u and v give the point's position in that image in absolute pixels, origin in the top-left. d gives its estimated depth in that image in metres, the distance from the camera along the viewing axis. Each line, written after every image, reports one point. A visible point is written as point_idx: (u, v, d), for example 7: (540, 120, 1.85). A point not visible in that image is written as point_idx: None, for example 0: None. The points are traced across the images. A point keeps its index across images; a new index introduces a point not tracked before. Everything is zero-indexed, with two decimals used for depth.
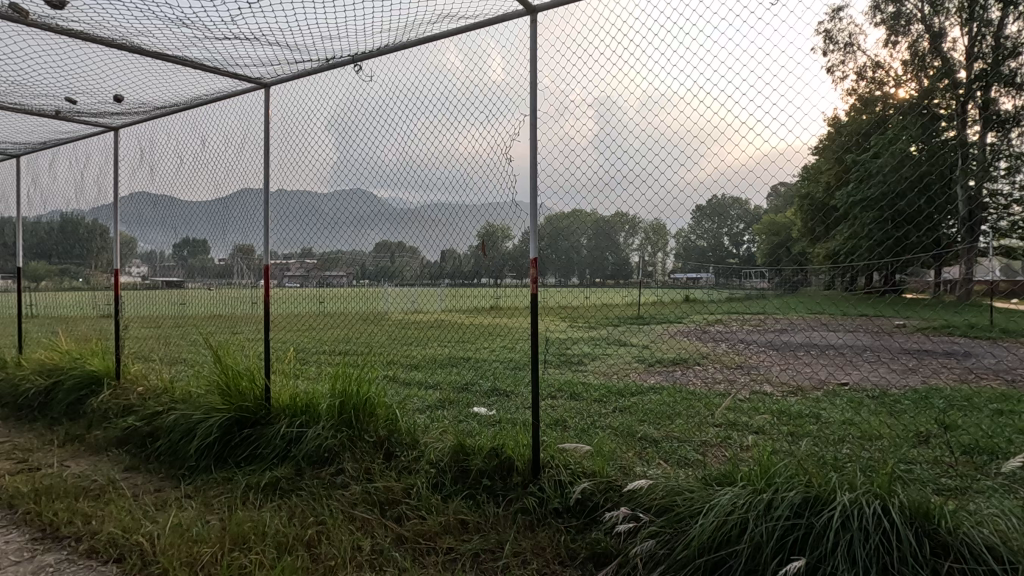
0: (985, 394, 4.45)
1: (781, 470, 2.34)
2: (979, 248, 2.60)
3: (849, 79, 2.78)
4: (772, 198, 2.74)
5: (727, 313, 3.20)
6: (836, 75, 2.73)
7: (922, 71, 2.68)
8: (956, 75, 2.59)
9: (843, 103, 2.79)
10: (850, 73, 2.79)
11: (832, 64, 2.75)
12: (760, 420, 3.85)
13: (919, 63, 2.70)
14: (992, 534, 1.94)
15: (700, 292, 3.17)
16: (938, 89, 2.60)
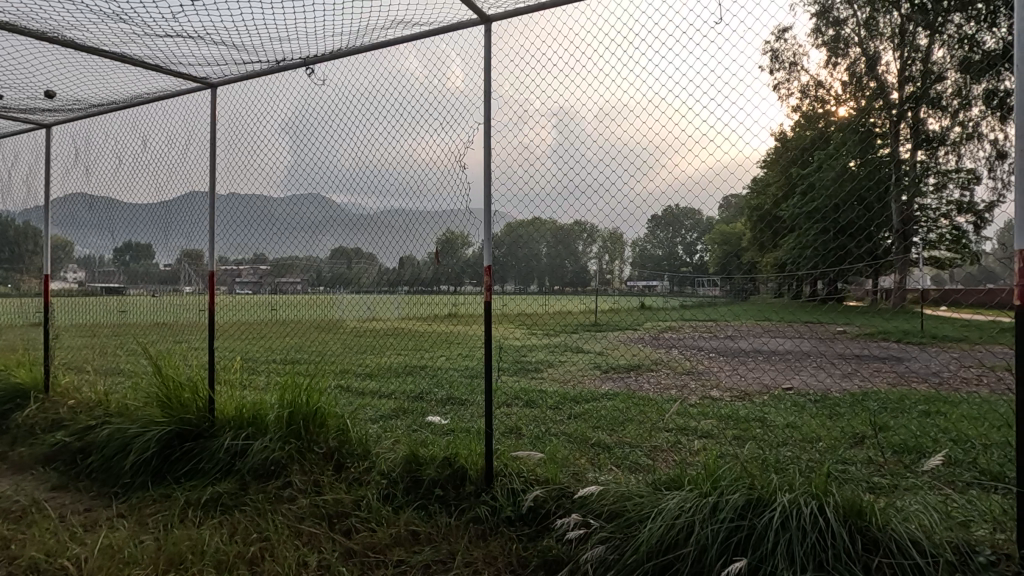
0: (915, 396, 4.70)
1: (725, 474, 2.40)
2: (911, 257, 2.76)
3: (792, 97, 2.89)
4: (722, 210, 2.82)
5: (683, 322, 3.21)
6: (780, 92, 2.85)
7: (860, 91, 2.82)
8: (889, 96, 2.74)
9: (788, 119, 2.89)
10: (794, 91, 2.90)
11: (778, 82, 2.87)
12: (708, 425, 3.95)
13: (857, 84, 2.84)
14: (917, 529, 2.04)
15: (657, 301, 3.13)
16: (873, 109, 2.76)
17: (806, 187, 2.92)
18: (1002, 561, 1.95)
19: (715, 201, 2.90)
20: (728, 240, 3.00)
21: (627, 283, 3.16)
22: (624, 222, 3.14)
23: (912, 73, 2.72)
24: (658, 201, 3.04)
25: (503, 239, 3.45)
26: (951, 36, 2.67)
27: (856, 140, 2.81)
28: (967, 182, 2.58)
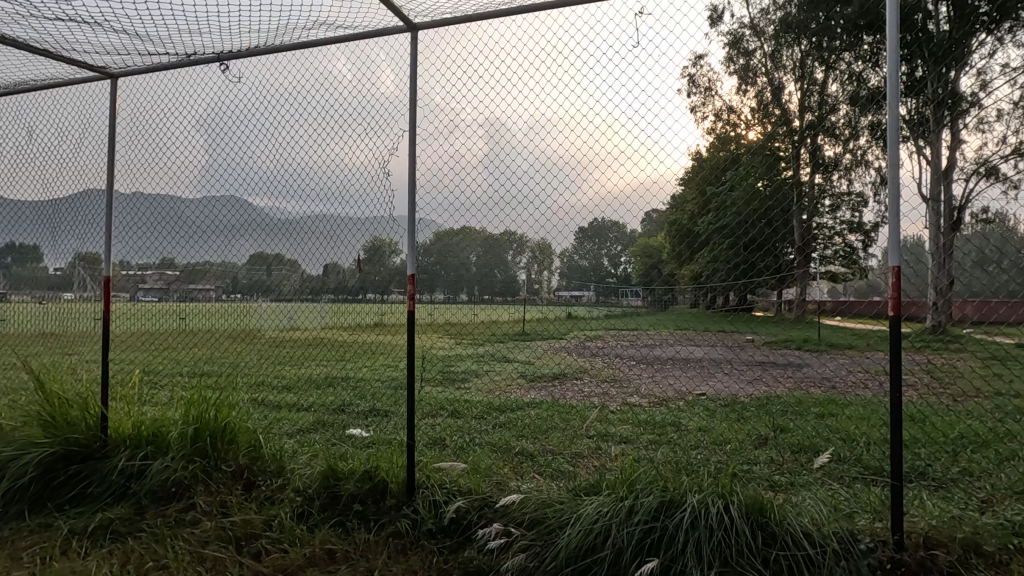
0: (813, 399, 5.11)
1: (641, 477, 2.49)
2: (810, 271, 3.05)
3: (707, 120, 3.08)
4: (646, 224, 3.02)
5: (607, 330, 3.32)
6: (696, 115, 3.04)
7: (767, 117, 3.07)
8: (792, 123, 3.04)
9: (703, 141, 3.06)
10: (709, 115, 3.10)
11: (695, 105, 3.07)
12: (627, 430, 4.08)
13: (764, 110, 3.08)
14: (809, 522, 2.20)
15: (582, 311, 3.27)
16: (779, 135, 3.04)
17: (719, 204, 3.11)
18: (880, 547, 2.15)
19: (638, 217, 3.05)
20: (649, 252, 3.11)
21: (555, 294, 3.25)
22: (551, 235, 3.20)
23: (811, 104, 3.01)
24: (582, 215, 3.13)
25: (431, 249, 3.39)
26: (842, 71, 3.00)
27: (761, 163, 3.05)
28: (856, 205, 2.91)
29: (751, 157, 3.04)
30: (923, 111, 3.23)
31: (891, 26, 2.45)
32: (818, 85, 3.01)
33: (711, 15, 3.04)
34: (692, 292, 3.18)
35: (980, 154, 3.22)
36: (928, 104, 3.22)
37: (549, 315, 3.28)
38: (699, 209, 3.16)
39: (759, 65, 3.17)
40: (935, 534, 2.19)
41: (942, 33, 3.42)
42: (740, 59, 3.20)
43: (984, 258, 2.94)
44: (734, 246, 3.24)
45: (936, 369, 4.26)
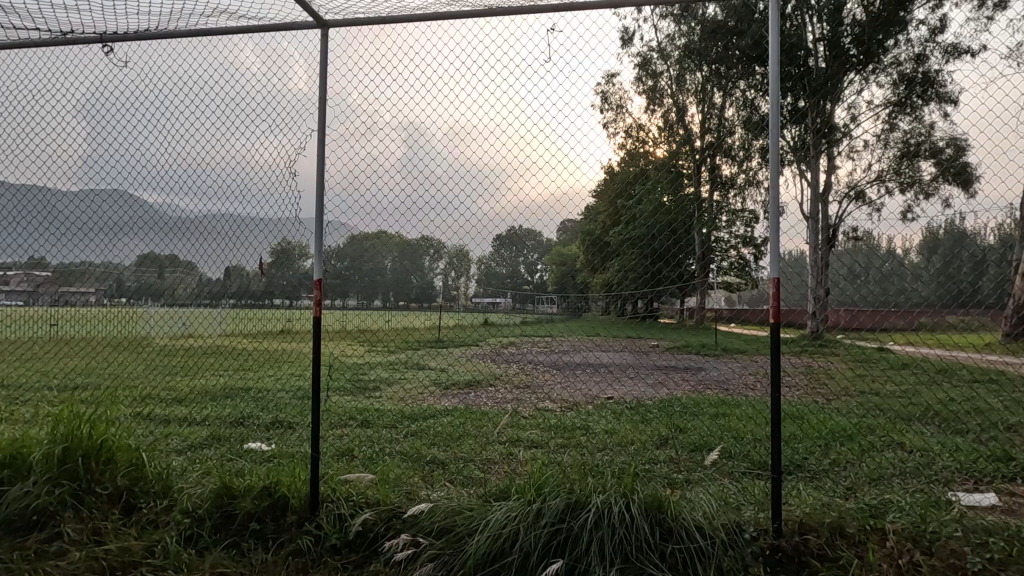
0: (710, 400, 5.47)
1: (549, 480, 2.54)
2: (709, 281, 3.33)
3: (618, 135, 3.24)
4: (560, 232, 3.13)
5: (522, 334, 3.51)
6: (608, 130, 3.18)
7: (672, 135, 3.29)
8: (693, 142, 3.27)
9: (615, 155, 3.21)
10: (620, 130, 3.26)
11: (607, 121, 3.22)
12: (538, 435, 4.15)
13: (670, 129, 3.31)
14: (702, 516, 2.35)
15: (499, 317, 3.38)
16: (683, 152, 3.28)
17: (629, 216, 3.31)
18: (762, 536, 2.34)
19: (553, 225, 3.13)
20: (564, 260, 3.25)
21: (472, 300, 3.26)
22: (472, 239, 3.16)
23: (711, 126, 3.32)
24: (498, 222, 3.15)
25: (346, 252, 3.22)
26: (737, 98, 3.33)
27: (668, 179, 3.30)
28: (749, 221, 3.15)
29: (657, 172, 3.27)
30: (804, 137, 3.57)
31: (772, 55, 2.66)
32: (717, 111, 3.34)
33: (621, 37, 3.21)
34: (602, 300, 3.35)
35: (851, 180, 3.62)
36: (808, 132, 3.63)
37: (466, 321, 3.40)
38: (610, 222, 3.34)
39: (666, 88, 3.40)
40: (808, 521, 2.41)
41: (818, 67, 3.90)
42: (647, 82, 3.41)
43: (852, 271, 3.30)
44: (643, 254, 3.40)
45: (814, 371, 4.71)
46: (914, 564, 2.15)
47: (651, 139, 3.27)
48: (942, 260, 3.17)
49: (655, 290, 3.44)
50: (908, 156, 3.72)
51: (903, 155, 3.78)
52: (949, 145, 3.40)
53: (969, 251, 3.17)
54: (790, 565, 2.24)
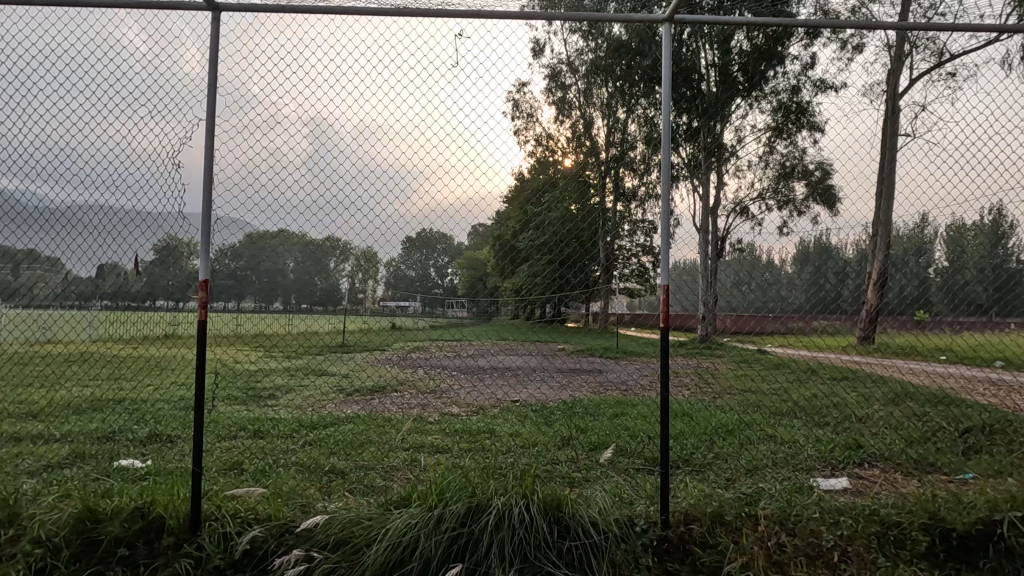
0: (610, 401, 5.71)
1: (451, 485, 2.53)
2: (612, 286, 3.52)
3: (529, 144, 3.33)
4: (472, 237, 3.17)
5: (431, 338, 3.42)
6: (519, 138, 3.26)
7: (580, 146, 3.48)
8: (599, 154, 3.50)
9: (525, 162, 3.29)
10: (530, 139, 3.37)
11: (517, 128, 3.30)
12: (442, 440, 4.11)
13: (578, 140, 3.51)
14: (597, 513, 2.45)
15: (408, 320, 3.26)
16: (590, 163, 3.46)
17: (538, 224, 3.34)
18: (651, 528, 2.48)
19: (465, 230, 3.15)
20: (475, 265, 3.27)
21: (380, 303, 3.18)
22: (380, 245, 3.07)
23: (616, 140, 3.64)
24: (410, 223, 3.08)
25: (242, 251, 3.02)
26: (638, 115, 3.81)
27: (574, 186, 3.41)
28: (649, 230, 3.41)
29: (567, 182, 3.37)
30: (697, 155, 3.86)
31: (664, 81, 2.77)
32: (621, 125, 3.70)
33: (535, 49, 3.38)
34: (511, 304, 3.46)
35: (736, 197, 3.95)
36: (700, 151, 3.90)
37: (374, 326, 3.24)
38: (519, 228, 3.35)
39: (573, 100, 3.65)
40: (693, 511, 2.59)
41: (710, 92, 4.48)
42: (557, 92, 3.66)
43: (738, 279, 3.57)
44: (552, 261, 3.45)
45: (703, 371, 5.07)
46: (781, 545, 2.38)
47: (560, 149, 3.42)
48: (811, 272, 3.56)
49: (560, 295, 3.53)
50: (785, 177, 4.14)
51: (779, 176, 4.18)
52: (817, 168, 3.81)
53: (832, 263, 3.56)
54: (676, 553, 2.40)
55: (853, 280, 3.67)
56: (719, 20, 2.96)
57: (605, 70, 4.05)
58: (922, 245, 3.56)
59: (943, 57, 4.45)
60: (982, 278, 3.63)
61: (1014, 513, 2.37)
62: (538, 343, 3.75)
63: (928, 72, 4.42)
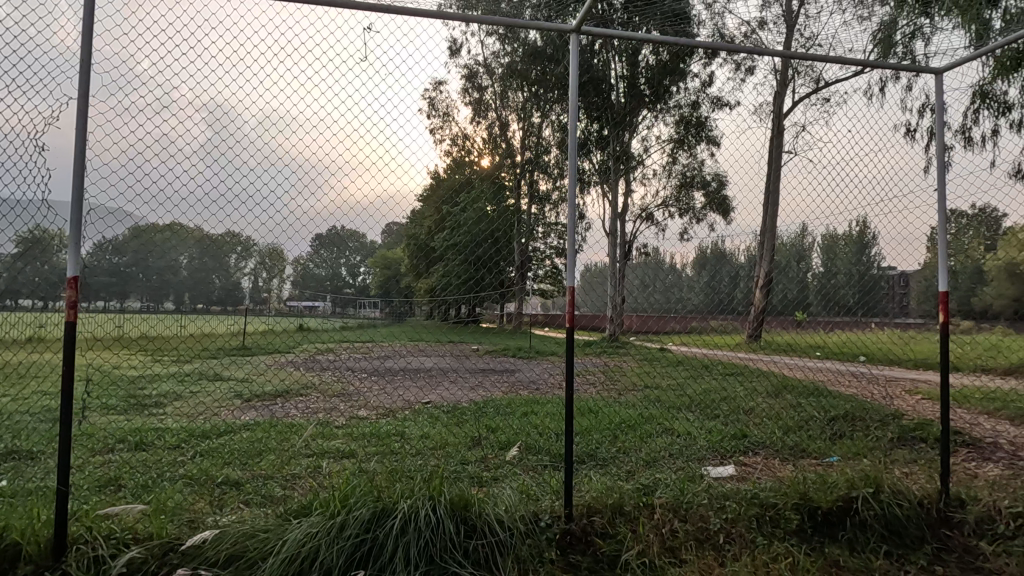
0: (521, 400, 5.81)
1: (356, 491, 2.46)
2: (526, 287, 3.59)
3: (444, 143, 3.34)
4: (385, 236, 3.11)
5: (341, 338, 3.32)
6: (435, 136, 3.28)
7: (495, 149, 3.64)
8: (515, 158, 3.65)
9: (441, 162, 3.31)
10: (446, 138, 3.39)
11: (433, 127, 3.29)
12: (350, 445, 3.98)
13: (493, 143, 3.70)
14: (504, 511, 2.48)
15: (316, 321, 3.14)
16: (505, 165, 3.61)
17: (454, 224, 3.37)
18: (555, 522, 2.55)
19: (379, 228, 3.06)
20: (389, 265, 3.25)
21: (287, 304, 3.02)
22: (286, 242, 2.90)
23: (529, 143, 3.72)
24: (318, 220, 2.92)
25: (126, 246, 2.73)
26: (554, 120, 3.88)
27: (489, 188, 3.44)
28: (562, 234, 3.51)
29: (481, 182, 3.47)
30: (607, 162, 4.12)
31: (570, 91, 2.91)
32: (536, 128, 3.83)
33: (450, 48, 3.33)
34: (426, 304, 3.43)
35: (643, 203, 4.14)
36: (610, 157, 4.18)
37: (278, 327, 3.09)
38: (435, 225, 3.36)
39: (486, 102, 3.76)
40: (595, 504, 2.70)
41: (619, 102, 4.62)
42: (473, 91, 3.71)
43: (643, 280, 3.78)
44: (466, 261, 3.45)
45: (610, 370, 5.30)
46: (673, 531, 2.55)
47: (476, 149, 3.56)
48: (708, 276, 3.84)
49: (477, 296, 3.54)
50: (685, 186, 4.38)
51: (681, 185, 4.46)
52: (714, 178, 4.16)
53: (726, 268, 3.85)
54: (578, 545, 2.49)
55: (743, 281, 3.94)
56: (626, 35, 3.12)
57: (520, 76, 4.14)
58: (802, 252, 3.94)
59: (819, 84, 4.95)
60: (851, 282, 4.07)
61: (866, 490, 2.69)
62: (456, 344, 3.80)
63: (807, 97, 4.89)
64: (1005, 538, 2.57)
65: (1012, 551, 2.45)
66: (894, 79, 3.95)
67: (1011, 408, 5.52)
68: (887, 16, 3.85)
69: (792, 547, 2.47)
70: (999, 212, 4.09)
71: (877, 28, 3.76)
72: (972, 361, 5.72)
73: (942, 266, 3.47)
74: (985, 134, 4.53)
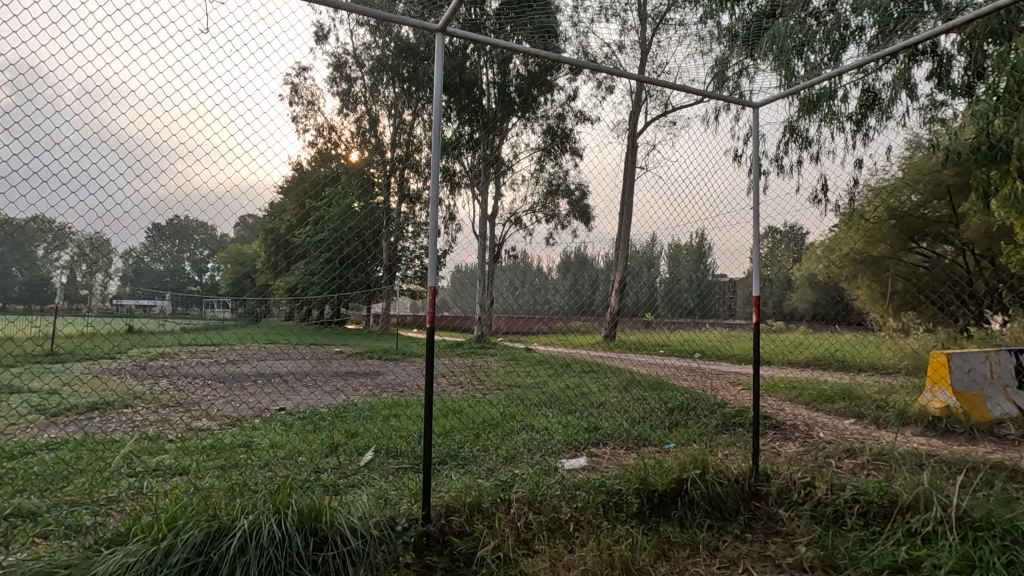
0: (384, 403, 5.65)
1: (186, 511, 2.21)
2: (395, 287, 3.45)
3: (308, 133, 3.23)
4: (240, 229, 2.73)
5: (183, 342, 3.00)
6: (298, 125, 3.11)
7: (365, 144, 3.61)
8: (385, 155, 3.54)
9: (304, 152, 3.11)
10: (309, 128, 3.28)
11: (296, 115, 3.13)
12: (185, 461, 3.56)
13: (364, 138, 3.65)
14: (357, 518, 2.38)
15: (150, 322, 2.83)
16: (375, 162, 3.44)
17: (316, 219, 3.31)
18: (412, 525, 2.52)
19: (230, 220, 2.74)
20: (241, 259, 2.85)
21: (113, 302, 2.65)
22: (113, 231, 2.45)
23: (400, 141, 3.61)
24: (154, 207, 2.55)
25: None
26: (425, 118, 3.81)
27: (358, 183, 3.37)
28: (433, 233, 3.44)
29: (349, 178, 3.27)
30: (477, 164, 4.12)
31: (437, 90, 2.89)
32: (406, 125, 3.73)
33: (316, 32, 3.13)
34: (286, 305, 3.22)
35: (511, 209, 4.18)
36: (480, 160, 4.16)
37: (103, 329, 2.76)
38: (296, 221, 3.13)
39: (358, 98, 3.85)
40: (453, 503, 2.71)
41: (491, 108, 4.67)
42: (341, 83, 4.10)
43: (513, 283, 3.80)
44: (330, 260, 3.39)
45: (475, 370, 5.36)
46: (528, 523, 2.66)
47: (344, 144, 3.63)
48: (572, 281, 4.08)
49: (339, 294, 3.39)
50: (552, 194, 4.59)
51: (547, 192, 4.69)
52: (577, 189, 4.45)
53: (587, 272, 4.10)
54: (435, 546, 2.48)
55: (601, 284, 4.23)
56: (494, 41, 3.17)
57: (390, 70, 4.03)
58: (651, 260, 4.30)
59: (667, 108, 5.42)
60: (692, 288, 4.50)
61: (695, 472, 3.02)
62: (314, 344, 3.72)
63: (657, 119, 5.40)
64: (797, 503, 3.05)
65: (802, 514, 2.93)
66: (726, 109, 4.48)
67: (806, 394, 6.57)
68: (722, 54, 4.36)
69: (632, 528, 2.70)
70: (802, 229, 4.85)
71: (713, 63, 4.26)
72: (780, 356, 6.70)
73: (757, 274, 4.04)
74: (793, 164, 5.34)
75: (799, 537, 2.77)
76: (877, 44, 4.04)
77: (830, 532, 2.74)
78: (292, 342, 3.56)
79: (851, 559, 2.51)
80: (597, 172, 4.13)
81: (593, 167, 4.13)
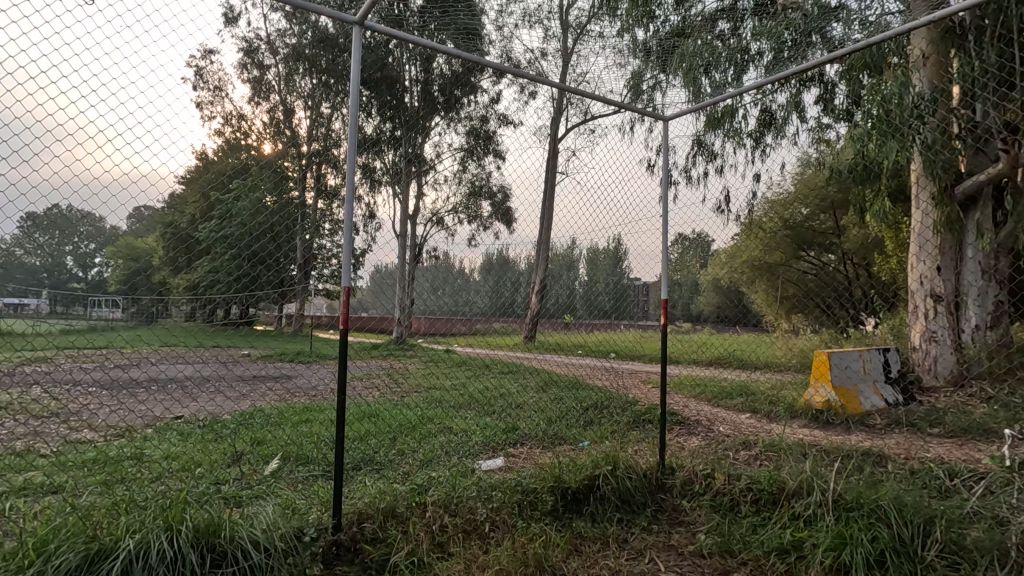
0: (294, 408, 5.39)
1: (59, 534, 1.99)
2: (310, 287, 3.42)
3: (214, 121, 3.04)
4: (134, 222, 2.51)
5: (63, 347, 2.75)
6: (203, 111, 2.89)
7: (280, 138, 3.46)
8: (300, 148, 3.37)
9: (210, 140, 2.93)
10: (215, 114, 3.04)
11: (202, 100, 2.94)
12: (60, 477, 3.20)
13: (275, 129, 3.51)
14: (260, 531, 2.25)
15: (21, 325, 2.50)
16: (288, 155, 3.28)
17: (223, 213, 2.88)
18: (321, 535, 2.42)
19: (122, 211, 2.48)
20: (134, 255, 2.65)
21: None
22: None
23: (316, 134, 3.45)
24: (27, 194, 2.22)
25: None
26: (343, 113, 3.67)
27: (269, 176, 3.19)
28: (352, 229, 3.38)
29: (260, 170, 3.15)
30: (398, 162, 4.04)
31: (353, 83, 2.81)
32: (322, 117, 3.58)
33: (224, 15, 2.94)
34: (186, 305, 2.99)
35: (434, 209, 4.08)
36: (401, 158, 4.06)
37: None
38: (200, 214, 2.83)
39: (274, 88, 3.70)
40: (366, 510, 2.64)
41: (414, 107, 4.48)
42: (251, 69, 3.86)
43: (433, 283, 3.83)
44: (238, 257, 3.11)
45: (394, 372, 5.24)
46: (443, 526, 2.64)
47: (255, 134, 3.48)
48: (494, 280, 4.07)
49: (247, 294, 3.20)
50: (474, 195, 4.46)
51: (470, 194, 4.47)
52: (500, 190, 4.46)
53: (509, 274, 4.13)
54: (346, 555, 2.40)
55: (522, 286, 4.26)
56: (415, 40, 3.11)
57: (306, 59, 3.86)
58: (571, 262, 4.39)
59: (587, 117, 5.57)
60: (609, 291, 4.65)
61: (607, 468, 3.13)
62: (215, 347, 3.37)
63: (576, 126, 5.53)
64: (698, 494, 3.26)
65: (702, 504, 3.14)
66: (641, 121, 4.70)
67: (709, 391, 7.01)
68: (638, 68, 4.57)
69: (545, 526, 2.76)
70: (707, 236, 5.19)
71: (629, 76, 4.48)
72: (687, 356, 7.17)
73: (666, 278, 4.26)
74: (702, 175, 5.60)
75: (699, 526, 2.96)
76: (773, 68, 4.37)
77: (726, 520, 2.95)
78: (192, 345, 3.33)
79: (744, 545, 2.71)
80: (519, 178, 4.22)
81: (514, 172, 4.19)
